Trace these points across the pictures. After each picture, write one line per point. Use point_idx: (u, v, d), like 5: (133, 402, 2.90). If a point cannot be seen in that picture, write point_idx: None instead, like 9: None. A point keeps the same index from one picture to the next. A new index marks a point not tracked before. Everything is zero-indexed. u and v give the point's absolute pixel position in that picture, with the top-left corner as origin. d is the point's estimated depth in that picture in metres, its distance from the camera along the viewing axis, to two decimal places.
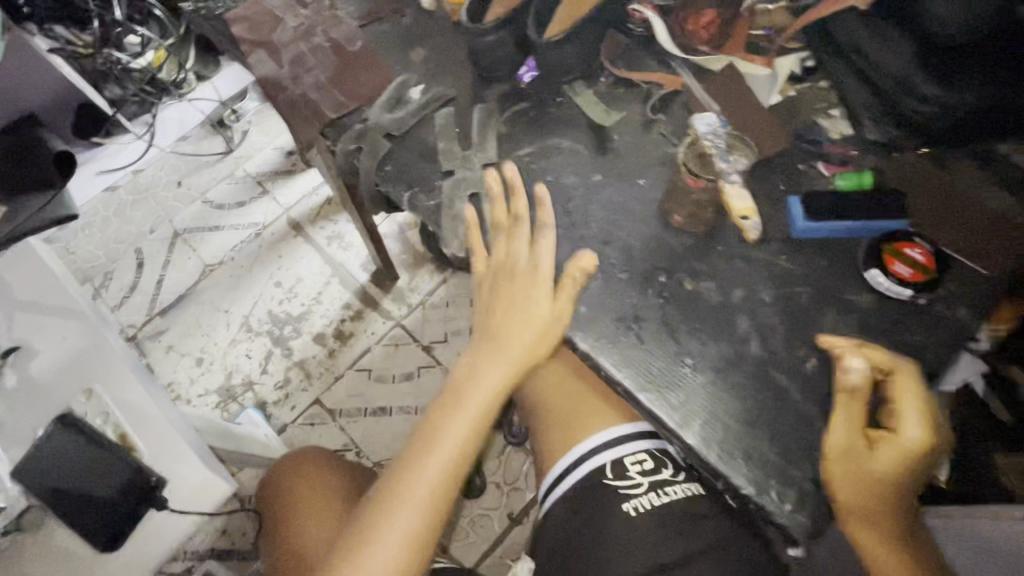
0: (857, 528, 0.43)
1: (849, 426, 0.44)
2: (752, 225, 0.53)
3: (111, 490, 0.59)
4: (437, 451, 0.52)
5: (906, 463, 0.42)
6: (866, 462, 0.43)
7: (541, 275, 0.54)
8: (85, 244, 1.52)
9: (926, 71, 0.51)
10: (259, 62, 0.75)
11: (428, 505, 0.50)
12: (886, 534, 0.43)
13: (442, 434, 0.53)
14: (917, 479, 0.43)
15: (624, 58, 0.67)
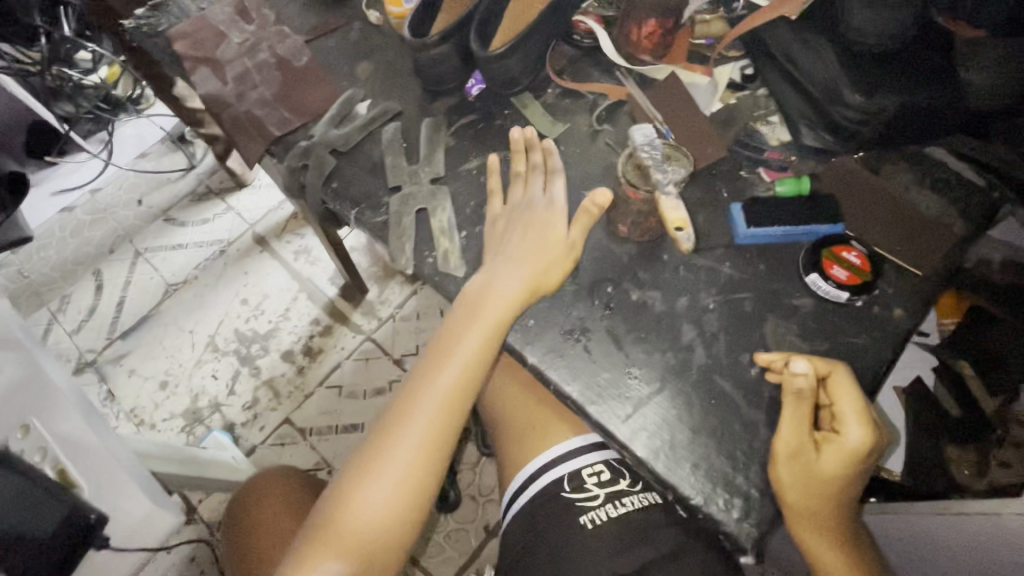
0: (807, 533, 0.44)
1: (798, 436, 0.43)
2: (685, 237, 0.53)
3: (47, 531, 0.55)
4: (412, 421, 0.49)
5: (851, 463, 0.42)
6: (815, 470, 0.42)
7: (525, 265, 0.52)
8: (39, 267, 1.47)
9: (850, 80, 0.53)
10: (203, 79, 0.73)
11: (407, 480, 0.48)
12: (834, 532, 0.44)
13: (417, 407, 0.49)
14: (860, 480, 0.44)
15: (570, 69, 0.68)
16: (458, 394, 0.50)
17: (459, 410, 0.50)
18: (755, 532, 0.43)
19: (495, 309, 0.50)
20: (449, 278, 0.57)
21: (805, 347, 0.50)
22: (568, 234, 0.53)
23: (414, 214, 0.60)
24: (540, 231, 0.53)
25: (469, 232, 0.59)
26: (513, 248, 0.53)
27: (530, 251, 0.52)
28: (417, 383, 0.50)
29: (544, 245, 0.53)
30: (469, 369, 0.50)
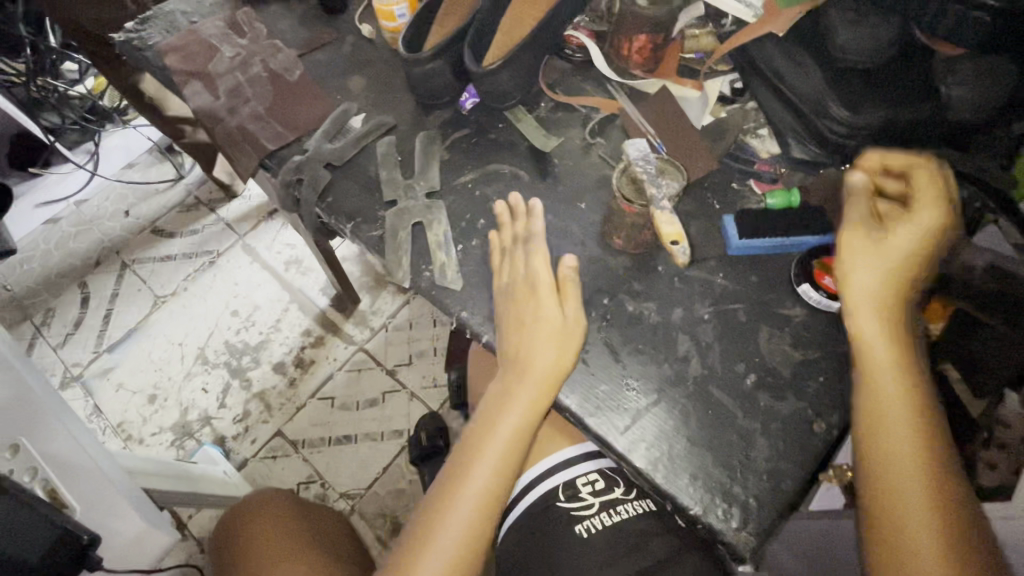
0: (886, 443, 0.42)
1: (864, 248, 0.46)
2: (682, 250, 0.53)
3: (35, 556, 0.54)
4: (460, 497, 0.49)
5: (911, 267, 0.46)
6: (887, 292, 0.45)
7: (526, 362, 0.50)
8: (23, 280, 1.44)
9: (836, 96, 0.54)
10: (194, 93, 0.73)
11: (455, 560, 0.47)
12: (898, 389, 0.43)
13: (464, 483, 0.49)
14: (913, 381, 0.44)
15: (562, 83, 0.69)
16: (479, 514, 0.49)
17: (483, 526, 0.49)
18: (752, 539, 0.44)
19: (507, 422, 0.50)
20: (446, 292, 0.57)
21: (798, 356, 0.51)
22: (563, 314, 0.51)
23: (410, 227, 0.60)
24: (536, 318, 0.51)
25: (465, 246, 0.59)
26: (510, 343, 0.52)
27: (528, 346, 0.50)
28: (436, 505, 0.50)
29: (540, 333, 0.51)
30: (488, 483, 0.49)
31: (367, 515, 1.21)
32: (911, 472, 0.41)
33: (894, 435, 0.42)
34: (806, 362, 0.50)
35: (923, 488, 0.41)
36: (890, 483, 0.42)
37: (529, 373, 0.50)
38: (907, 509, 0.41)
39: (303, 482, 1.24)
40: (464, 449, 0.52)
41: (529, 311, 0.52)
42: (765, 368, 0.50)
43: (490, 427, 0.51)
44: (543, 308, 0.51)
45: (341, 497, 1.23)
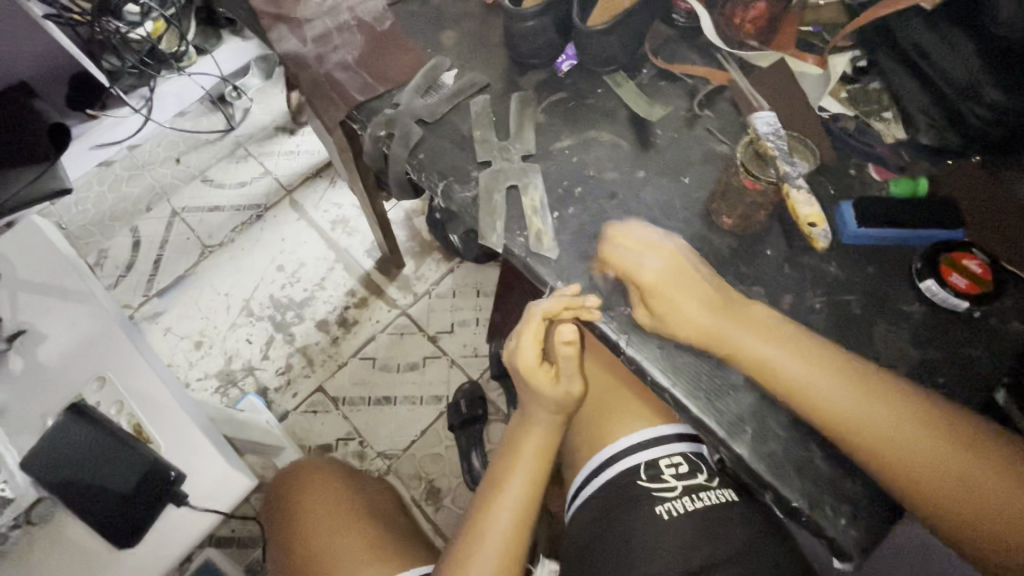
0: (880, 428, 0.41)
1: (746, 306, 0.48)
2: (822, 234, 0.51)
3: (129, 485, 0.57)
4: (496, 513, 0.53)
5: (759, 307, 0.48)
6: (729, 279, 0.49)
7: (553, 403, 0.55)
8: (77, 219, 1.47)
9: (993, 78, 0.49)
10: (281, 38, 0.70)
11: (501, 567, 0.51)
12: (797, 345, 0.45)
13: (500, 498, 0.54)
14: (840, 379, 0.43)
15: (666, 50, 0.65)
16: (517, 526, 0.53)
17: (519, 543, 0.52)
18: (859, 537, 0.43)
19: (531, 442, 0.57)
20: (540, 259, 0.55)
21: (915, 354, 0.48)
22: (561, 382, 0.54)
23: (504, 190, 0.58)
24: (560, 371, 0.53)
25: (561, 214, 0.57)
26: (527, 387, 0.56)
27: (550, 395, 0.54)
28: (479, 515, 0.54)
29: (545, 389, 0.54)
30: (523, 499, 0.54)
31: (404, 475, 1.23)
32: (860, 405, 0.42)
33: (786, 359, 0.45)
34: (924, 362, 0.48)
35: (887, 410, 0.42)
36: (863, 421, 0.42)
37: (553, 410, 0.55)
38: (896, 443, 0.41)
39: (343, 439, 1.26)
40: (500, 464, 0.57)
41: (533, 371, 0.54)
42: (879, 362, 0.48)
43: (520, 448, 0.56)
44: (568, 365, 0.52)
45: (378, 456, 1.24)
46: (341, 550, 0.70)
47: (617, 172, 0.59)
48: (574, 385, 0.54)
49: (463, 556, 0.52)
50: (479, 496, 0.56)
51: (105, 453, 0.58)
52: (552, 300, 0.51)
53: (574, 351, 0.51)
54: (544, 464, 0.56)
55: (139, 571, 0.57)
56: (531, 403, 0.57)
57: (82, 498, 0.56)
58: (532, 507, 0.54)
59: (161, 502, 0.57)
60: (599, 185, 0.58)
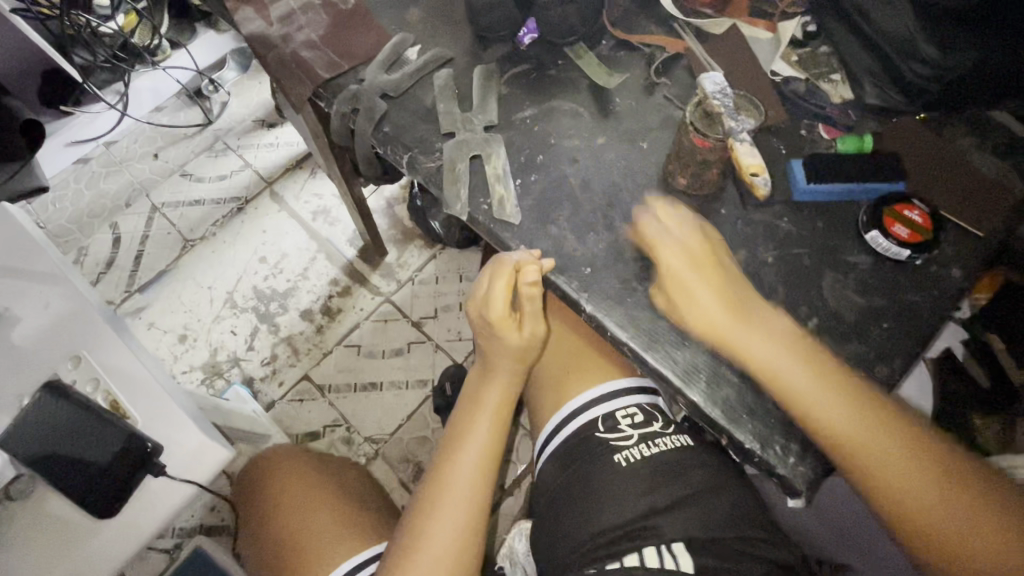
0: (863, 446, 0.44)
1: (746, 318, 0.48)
2: (762, 182, 0.53)
3: (106, 458, 0.58)
4: (462, 467, 0.56)
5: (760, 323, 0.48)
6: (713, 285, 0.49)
7: (516, 352, 0.58)
8: (55, 217, 1.46)
9: (927, 35, 0.52)
10: (246, 19, 0.71)
11: (467, 514, 0.54)
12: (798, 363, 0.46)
13: (464, 451, 0.56)
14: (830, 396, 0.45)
15: (625, 20, 0.66)
16: (481, 475, 0.56)
17: (484, 490, 0.56)
18: (804, 471, 0.45)
19: (493, 394, 0.59)
20: (503, 225, 0.56)
21: (862, 302, 0.51)
22: (523, 330, 0.57)
23: (468, 160, 0.59)
24: (525, 316, 0.56)
25: (523, 180, 0.58)
26: (492, 336, 0.58)
27: (516, 341, 0.57)
28: (445, 468, 0.56)
29: (512, 336, 0.56)
30: (487, 451, 0.57)
31: (392, 458, 1.25)
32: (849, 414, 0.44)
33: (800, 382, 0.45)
34: (869, 309, 0.50)
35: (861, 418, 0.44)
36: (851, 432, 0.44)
37: (518, 357, 0.58)
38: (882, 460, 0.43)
39: (330, 425, 1.27)
40: (463, 418, 0.59)
41: (502, 320, 0.56)
42: (827, 310, 0.50)
43: (483, 403, 0.59)
44: (532, 306, 0.55)
45: (365, 441, 1.26)
46: (316, 527, 0.71)
47: (578, 140, 0.60)
48: (537, 332, 0.58)
49: (431, 507, 0.54)
50: (443, 451, 0.58)
51: (84, 430, 0.59)
52: (519, 256, 0.54)
53: (537, 295, 0.54)
54: (506, 413, 0.59)
55: (122, 539, 0.58)
56: (493, 355, 0.59)
57: (62, 470, 0.57)
58: (493, 458, 0.57)
59: (138, 474, 0.57)
60: (561, 153, 0.60)
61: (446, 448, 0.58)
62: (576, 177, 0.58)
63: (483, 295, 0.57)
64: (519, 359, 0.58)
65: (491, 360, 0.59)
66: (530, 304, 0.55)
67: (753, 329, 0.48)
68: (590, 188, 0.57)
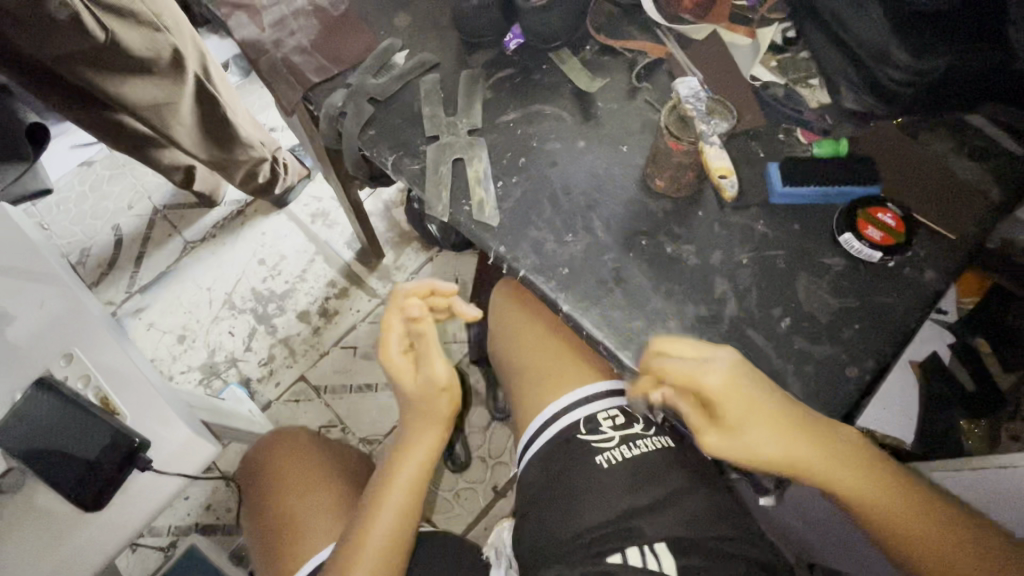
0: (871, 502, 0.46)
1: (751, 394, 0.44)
2: (729, 184, 0.54)
3: (93, 452, 0.59)
4: (369, 540, 0.58)
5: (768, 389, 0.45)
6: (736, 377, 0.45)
7: (416, 399, 0.60)
8: (58, 219, 1.48)
9: (902, 39, 0.51)
10: (240, 25, 0.72)
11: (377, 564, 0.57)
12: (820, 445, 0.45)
13: (378, 514, 0.59)
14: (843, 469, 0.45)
15: (610, 25, 0.67)
16: (400, 525, 0.59)
17: (396, 549, 0.59)
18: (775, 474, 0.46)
19: (411, 462, 0.61)
20: (482, 227, 0.57)
21: (834, 303, 0.51)
22: (417, 379, 0.59)
23: (450, 163, 0.61)
24: (420, 357, 0.59)
25: (504, 183, 0.60)
26: (412, 391, 0.59)
27: (410, 386, 0.59)
28: (362, 525, 0.59)
29: (411, 384, 0.59)
30: (396, 521, 0.59)
31: None
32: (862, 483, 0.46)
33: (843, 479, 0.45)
34: (841, 310, 0.51)
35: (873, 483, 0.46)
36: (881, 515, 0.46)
37: (422, 407, 0.60)
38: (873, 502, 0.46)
39: (325, 425, 1.28)
40: (376, 488, 0.61)
41: (394, 372, 0.60)
42: (801, 312, 0.51)
43: (406, 454, 0.61)
44: (425, 344, 0.59)
45: (361, 441, 1.27)
46: (309, 506, 0.73)
47: (561, 143, 0.61)
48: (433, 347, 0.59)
49: (364, 523, 0.59)
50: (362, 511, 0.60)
51: (75, 425, 0.60)
52: (421, 286, 0.59)
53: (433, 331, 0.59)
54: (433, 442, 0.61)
55: (108, 537, 0.59)
56: (405, 414, 0.62)
57: (50, 465, 0.58)
58: (406, 520, 0.60)
59: (125, 469, 0.59)
60: (543, 155, 0.61)
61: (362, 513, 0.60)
62: (556, 180, 0.59)
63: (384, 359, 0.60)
64: (426, 398, 0.60)
65: (406, 421, 0.62)
66: (420, 330, 0.59)
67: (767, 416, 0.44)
68: (570, 192, 0.58)
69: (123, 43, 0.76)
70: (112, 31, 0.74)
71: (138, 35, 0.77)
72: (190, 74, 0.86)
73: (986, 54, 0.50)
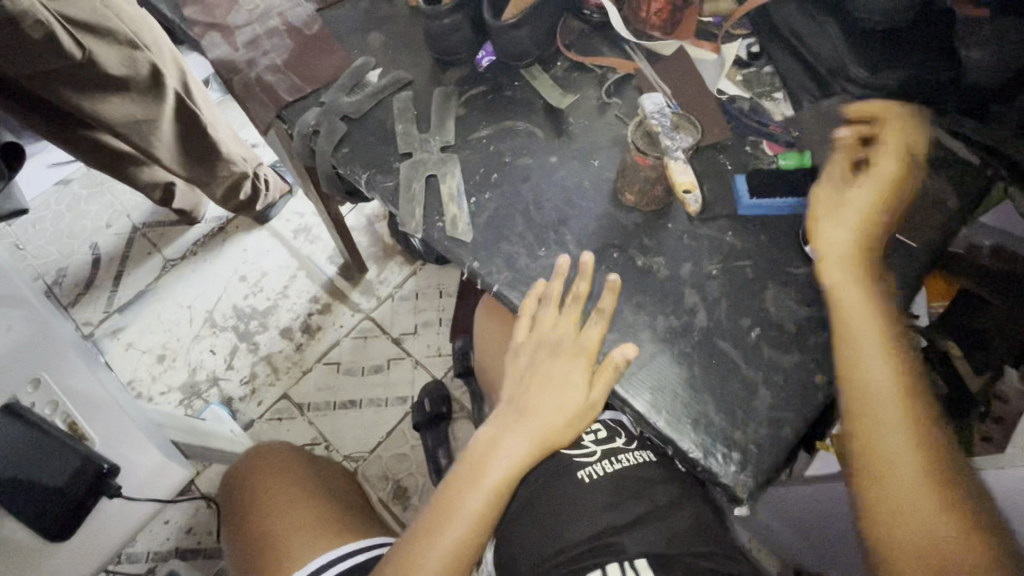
0: (888, 480, 0.43)
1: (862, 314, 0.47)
2: (693, 199, 0.55)
3: (60, 479, 0.57)
4: (459, 512, 0.50)
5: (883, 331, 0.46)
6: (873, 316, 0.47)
7: (562, 418, 0.50)
8: (33, 239, 1.46)
9: (858, 57, 0.56)
10: (213, 45, 0.73)
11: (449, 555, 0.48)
12: (894, 404, 0.44)
13: (469, 492, 0.50)
14: (893, 435, 0.43)
15: (580, 42, 0.69)
16: (484, 522, 0.50)
17: (464, 551, 0.49)
18: (748, 484, 0.46)
19: (508, 457, 0.51)
20: (456, 243, 0.58)
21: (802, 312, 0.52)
22: (584, 394, 0.50)
23: (423, 180, 0.61)
24: (594, 383, 0.50)
25: (477, 199, 0.60)
26: (562, 401, 0.50)
27: (568, 401, 0.50)
28: (450, 500, 0.51)
29: (560, 396, 0.51)
30: (481, 511, 0.50)
31: (370, 477, 1.23)
32: (908, 456, 0.43)
33: (888, 444, 0.43)
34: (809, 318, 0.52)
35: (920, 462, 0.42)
36: (904, 502, 0.42)
37: (557, 429, 0.50)
38: (901, 487, 0.42)
39: (308, 444, 1.26)
40: (467, 468, 0.52)
41: (559, 356, 0.52)
42: (770, 321, 0.52)
43: (512, 430, 0.51)
44: (606, 374, 0.50)
45: (345, 459, 1.25)
46: (287, 529, 0.71)
47: (532, 158, 0.62)
48: (610, 377, 0.49)
49: (451, 494, 0.51)
50: (452, 479, 0.52)
51: (41, 452, 0.57)
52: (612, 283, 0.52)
53: (612, 373, 0.49)
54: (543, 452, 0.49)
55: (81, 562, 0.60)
56: (528, 405, 0.52)
57: (15, 493, 0.56)
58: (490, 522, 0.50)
59: (93, 495, 0.59)
60: (515, 170, 0.61)
61: (455, 480, 0.52)
62: (528, 195, 0.60)
63: (546, 330, 0.53)
64: (575, 425, 0.50)
65: (526, 412, 0.51)
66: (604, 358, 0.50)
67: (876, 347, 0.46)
68: (542, 207, 0.59)
69: (98, 60, 0.76)
70: (88, 48, 0.74)
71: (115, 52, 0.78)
72: (169, 88, 0.85)
73: (931, 73, 0.55)
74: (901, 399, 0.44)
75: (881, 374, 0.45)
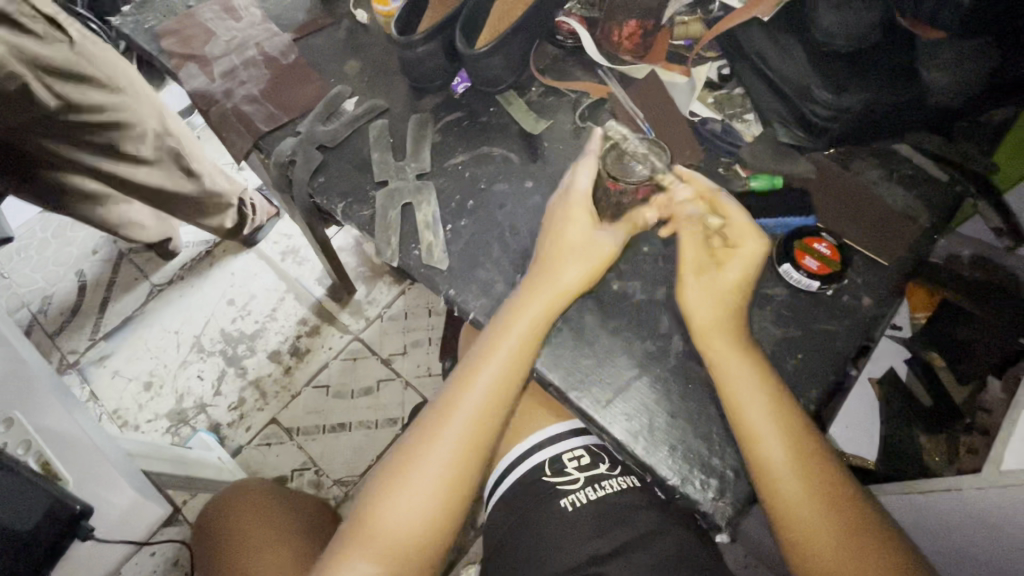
0: (786, 489, 0.43)
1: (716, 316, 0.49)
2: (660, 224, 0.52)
3: (28, 524, 0.55)
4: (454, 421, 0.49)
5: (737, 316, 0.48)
6: (730, 321, 0.48)
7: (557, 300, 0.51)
8: (19, 267, 1.45)
9: (822, 81, 0.56)
10: (191, 76, 0.73)
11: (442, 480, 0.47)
12: (769, 404, 0.45)
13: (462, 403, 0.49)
14: (777, 443, 0.44)
15: (554, 67, 0.69)
16: (484, 419, 0.49)
17: (464, 469, 0.48)
18: (728, 510, 0.46)
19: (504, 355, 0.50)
20: (433, 271, 0.58)
21: (778, 333, 0.52)
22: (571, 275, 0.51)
23: (400, 208, 0.61)
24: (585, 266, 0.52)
25: (454, 226, 0.60)
26: (557, 284, 0.51)
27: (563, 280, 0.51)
28: (444, 407, 0.50)
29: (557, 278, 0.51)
30: (482, 410, 0.49)
31: None
32: (794, 467, 0.44)
33: (776, 455, 0.44)
34: (785, 340, 0.52)
35: (808, 464, 0.44)
36: (798, 512, 0.43)
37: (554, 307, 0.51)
38: (792, 495, 0.43)
39: (298, 469, 1.24)
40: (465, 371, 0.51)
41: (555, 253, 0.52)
42: None
43: (509, 325, 0.51)
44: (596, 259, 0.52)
45: (335, 484, 1.23)
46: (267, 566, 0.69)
47: (508, 184, 0.62)
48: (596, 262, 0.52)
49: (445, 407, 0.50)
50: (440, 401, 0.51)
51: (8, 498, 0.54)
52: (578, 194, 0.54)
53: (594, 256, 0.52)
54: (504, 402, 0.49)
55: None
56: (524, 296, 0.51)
57: None
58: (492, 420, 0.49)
59: (66, 536, 0.57)
60: (491, 197, 0.61)
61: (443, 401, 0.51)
62: (504, 221, 0.60)
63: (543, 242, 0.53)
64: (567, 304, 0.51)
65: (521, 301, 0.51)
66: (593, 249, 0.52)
67: (735, 349, 0.47)
68: (519, 232, 0.59)
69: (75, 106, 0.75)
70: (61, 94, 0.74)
71: (100, 94, 0.78)
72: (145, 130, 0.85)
73: (896, 92, 0.55)
74: (774, 399, 0.46)
75: (752, 374, 0.47)
